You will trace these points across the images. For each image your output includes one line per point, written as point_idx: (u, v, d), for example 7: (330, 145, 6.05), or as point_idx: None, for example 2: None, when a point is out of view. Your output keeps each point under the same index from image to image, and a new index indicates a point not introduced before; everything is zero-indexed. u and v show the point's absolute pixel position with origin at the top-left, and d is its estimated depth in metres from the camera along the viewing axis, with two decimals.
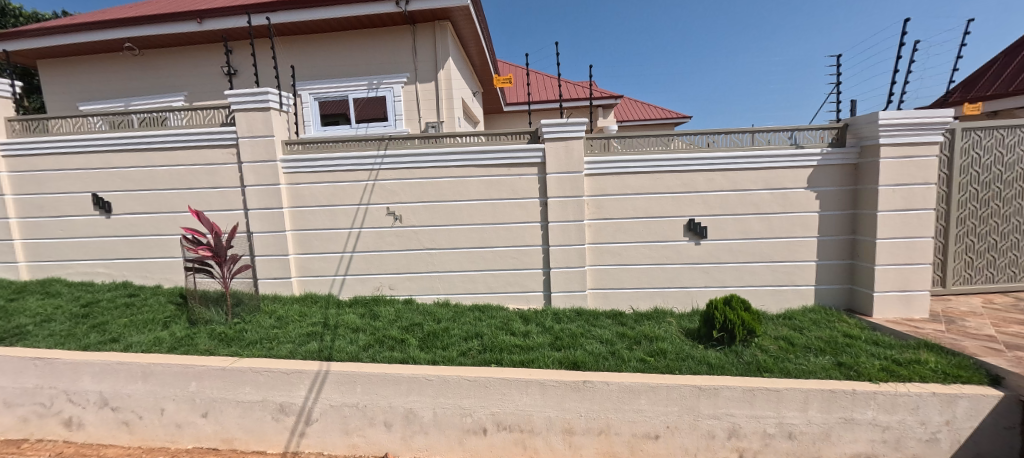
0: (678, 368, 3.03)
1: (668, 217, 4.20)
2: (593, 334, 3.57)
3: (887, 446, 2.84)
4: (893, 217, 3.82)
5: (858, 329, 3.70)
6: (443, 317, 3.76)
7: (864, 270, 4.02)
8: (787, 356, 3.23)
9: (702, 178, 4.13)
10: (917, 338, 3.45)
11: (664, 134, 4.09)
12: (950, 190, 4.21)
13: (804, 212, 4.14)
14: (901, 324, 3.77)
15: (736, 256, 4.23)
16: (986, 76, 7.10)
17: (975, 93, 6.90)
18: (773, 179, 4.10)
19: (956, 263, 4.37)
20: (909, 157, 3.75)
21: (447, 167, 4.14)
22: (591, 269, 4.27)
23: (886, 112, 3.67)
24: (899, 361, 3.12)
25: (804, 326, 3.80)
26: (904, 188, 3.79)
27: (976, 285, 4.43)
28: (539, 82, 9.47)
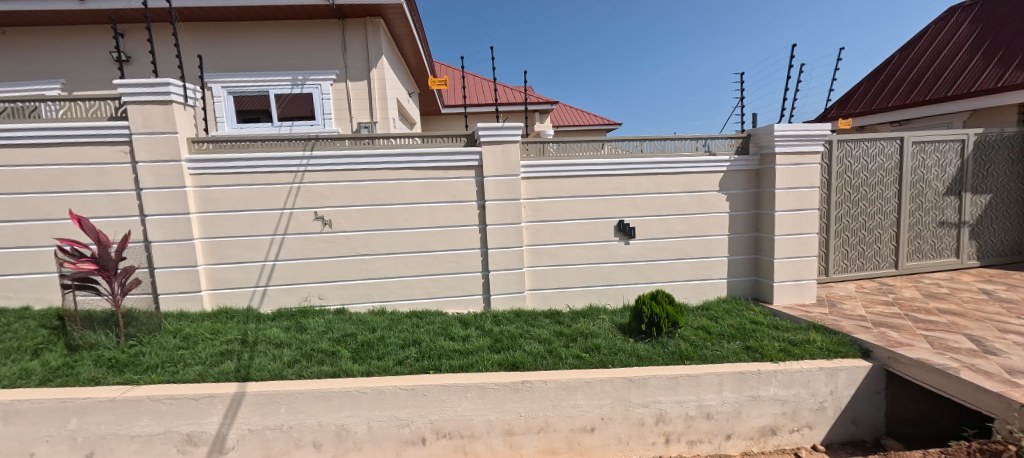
0: (611, 361, 3.19)
1: (600, 218, 4.41)
2: (531, 334, 3.63)
3: (787, 417, 3.22)
4: (788, 216, 4.35)
5: (762, 315, 4.15)
6: (378, 326, 3.60)
7: (766, 263, 4.53)
8: (705, 344, 3.54)
9: (630, 182, 4.40)
10: (808, 321, 3.95)
11: (597, 139, 4.30)
12: (830, 193, 4.90)
13: (717, 212, 4.57)
14: (796, 309, 4.30)
15: (661, 254, 4.54)
16: (856, 96, 8.32)
17: (848, 110, 8.06)
18: (691, 183, 4.48)
19: (836, 255, 5.09)
20: (799, 164, 4.30)
21: (380, 170, 3.98)
22: (529, 270, 4.34)
23: (780, 125, 4.19)
24: (795, 342, 3.56)
25: (719, 315, 4.19)
26: (796, 191, 4.33)
27: (851, 273, 5.19)
28: (474, 84, 9.47)
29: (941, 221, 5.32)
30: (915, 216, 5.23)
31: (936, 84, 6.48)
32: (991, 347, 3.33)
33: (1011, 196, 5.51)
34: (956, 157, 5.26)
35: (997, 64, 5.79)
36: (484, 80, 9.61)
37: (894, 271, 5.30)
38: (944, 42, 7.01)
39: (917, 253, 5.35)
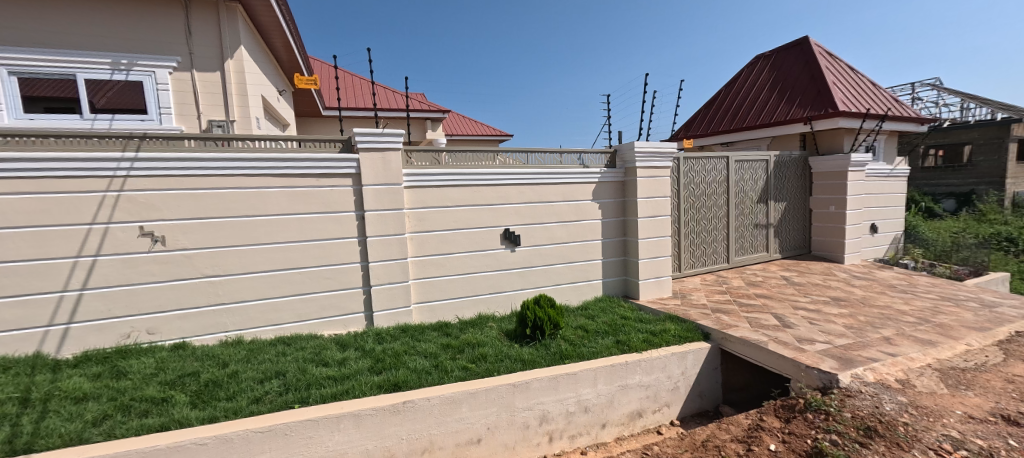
0: (497, 369, 3.23)
1: (487, 227, 4.47)
2: (417, 350, 3.49)
3: (650, 400, 3.64)
4: (648, 222, 4.98)
5: (630, 311, 4.65)
6: (232, 360, 3.08)
7: (633, 264, 5.10)
8: (582, 342, 3.82)
9: (514, 191, 4.56)
10: (665, 312, 4.55)
11: (490, 150, 4.43)
12: (679, 201, 5.74)
13: (591, 219, 5.00)
14: (656, 303, 4.92)
15: (544, 259, 4.78)
16: (696, 120, 9.95)
17: (692, 131, 9.59)
18: (568, 192, 4.83)
19: (685, 254, 5.98)
20: (655, 177, 4.96)
21: (236, 176, 3.45)
22: (414, 282, 4.18)
23: (639, 143, 4.79)
24: (655, 332, 4.05)
25: (595, 314, 4.57)
26: (653, 200, 4.98)
27: (697, 269, 6.15)
28: (350, 86, 8.80)
29: (755, 224, 6.65)
30: (739, 220, 6.44)
31: (749, 114, 8.13)
32: (788, 322, 4.25)
33: (798, 203, 7.15)
34: (762, 173, 6.62)
35: (786, 102, 7.51)
36: (363, 80, 8.96)
37: (727, 266, 6.43)
38: (753, 81, 8.81)
39: (741, 250, 6.58)
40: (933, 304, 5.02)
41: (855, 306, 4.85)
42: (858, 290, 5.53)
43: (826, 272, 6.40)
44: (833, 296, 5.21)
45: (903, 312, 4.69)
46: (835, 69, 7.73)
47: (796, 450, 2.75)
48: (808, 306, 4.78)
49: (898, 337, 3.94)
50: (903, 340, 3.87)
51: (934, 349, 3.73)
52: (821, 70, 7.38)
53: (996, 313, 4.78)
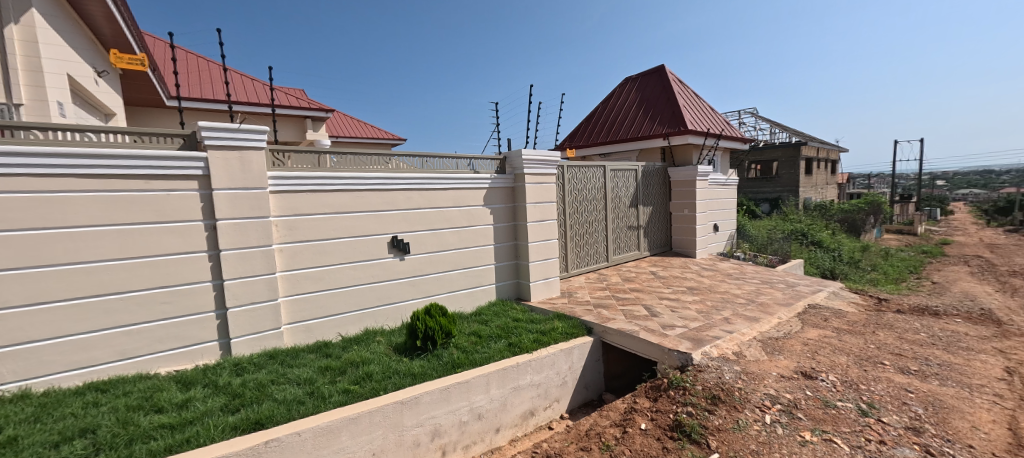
0: (383, 387, 3.01)
1: (372, 235, 4.17)
2: (287, 377, 3.06)
3: (541, 397, 3.77)
4: (536, 226, 5.18)
5: (522, 312, 4.77)
6: (12, 422, 2.32)
7: (524, 267, 5.24)
8: (475, 348, 3.78)
9: (402, 196, 4.34)
10: (553, 311, 4.77)
11: (383, 154, 4.21)
12: (564, 206, 6.12)
13: (483, 225, 5.02)
14: (546, 302, 5.14)
15: (436, 267, 4.64)
16: (577, 131, 10.75)
17: (574, 142, 10.31)
18: (459, 198, 4.78)
19: (571, 256, 6.39)
20: (542, 183, 5.20)
21: (20, 177, 2.62)
22: (285, 300, 3.68)
23: (527, 150, 4.97)
24: (544, 331, 4.21)
25: (488, 318, 4.57)
26: (541, 205, 5.21)
27: (582, 268, 6.60)
28: (191, 67, 7.25)
29: (628, 226, 7.41)
30: (615, 222, 7.11)
31: (621, 128, 9.08)
32: (655, 311, 4.80)
33: (661, 207, 8.18)
34: (632, 180, 7.42)
35: (649, 119, 8.59)
36: (213, 63, 7.55)
37: (606, 264, 7.05)
38: (623, 100, 9.87)
39: (618, 249, 7.28)
40: (757, 287, 6.19)
41: (705, 293, 5.73)
42: (706, 279, 6.54)
43: (683, 265, 7.44)
44: (689, 286, 6.08)
45: (738, 296, 5.68)
46: (685, 93, 9.11)
47: (662, 426, 3.11)
48: (670, 296, 5.49)
49: (735, 316, 4.75)
50: (738, 319, 4.68)
51: (758, 324, 4.58)
52: (675, 93, 8.64)
53: (796, 291, 6.10)
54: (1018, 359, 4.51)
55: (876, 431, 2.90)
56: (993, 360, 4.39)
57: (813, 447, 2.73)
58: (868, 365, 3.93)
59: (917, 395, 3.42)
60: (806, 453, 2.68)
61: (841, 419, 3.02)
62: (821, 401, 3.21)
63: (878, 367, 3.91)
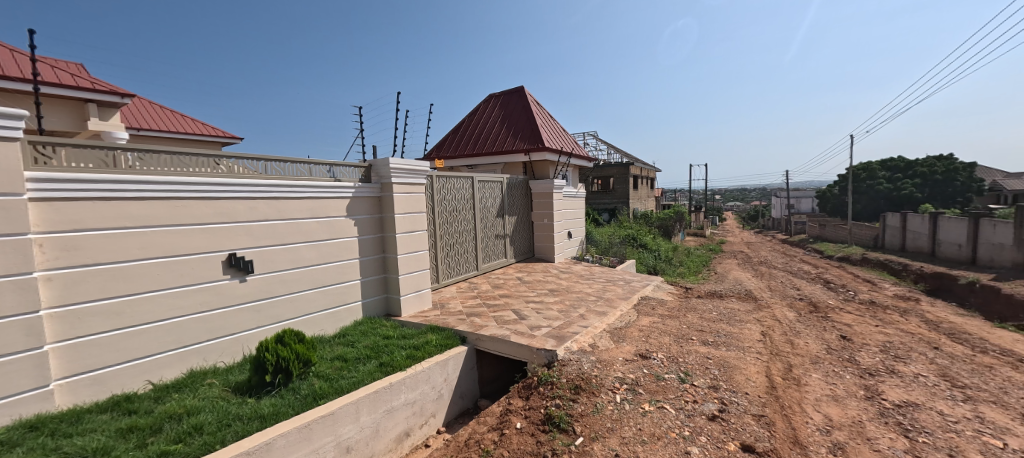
0: (220, 439, 2.48)
1: (201, 253, 3.42)
2: (63, 451, 2.26)
3: (416, 416, 3.59)
4: (405, 237, 4.98)
5: (393, 329, 4.49)
6: None
7: (393, 280, 4.96)
8: (339, 375, 3.40)
9: (243, 207, 3.68)
10: (426, 324, 4.62)
11: (212, 155, 3.46)
12: (433, 217, 6.04)
13: (346, 237, 4.59)
14: (418, 316, 4.95)
15: (289, 287, 4.05)
16: (444, 142, 10.70)
17: (441, 152, 10.24)
18: (317, 208, 4.28)
19: (442, 266, 6.31)
20: (411, 193, 5.04)
21: None
22: (54, 347, 2.70)
23: (394, 159, 4.77)
24: (418, 345, 4.04)
25: (354, 339, 4.18)
26: (410, 215, 5.04)
27: (453, 278, 6.57)
28: None
29: (496, 235, 7.69)
30: (484, 231, 7.30)
31: (487, 142, 9.40)
32: (523, 314, 5.06)
33: (524, 216, 8.71)
34: (499, 191, 7.74)
35: (512, 135, 9.11)
36: None
37: (476, 273, 7.16)
38: (487, 115, 10.27)
39: (486, 258, 7.48)
40: (604, 285, 7.07)
41: (563, 294, 6.28)
42: (564, 281, 7.19)
43: (544, 270, 8.02)
44: (550, 288, 6.59)
45: (589, 294, 6.39)
46: (541, 113, 9.98)
47: (534, 421, 3.27)
48: (534, 299, 5.85)
49: (587, 312, 5.32)
50: (591, 314, 5.25)
51: (606, 317, 5.22)
52: (533, 113, 9.37)
53: (632, 286, 7.16)
54: (768, 324, 6.13)
55: (691, 393, 3.56)
56: (755, 326, 5.89)
57: (651, 415, 3.20)
58: (682, 341, 4.83)
59: (714, 360, 4.34)
60: (647, 421, 3.13)
61: (668, 388, 3.63)
62: (654, 376, 3.81)
63: (689, 342, 4.84)
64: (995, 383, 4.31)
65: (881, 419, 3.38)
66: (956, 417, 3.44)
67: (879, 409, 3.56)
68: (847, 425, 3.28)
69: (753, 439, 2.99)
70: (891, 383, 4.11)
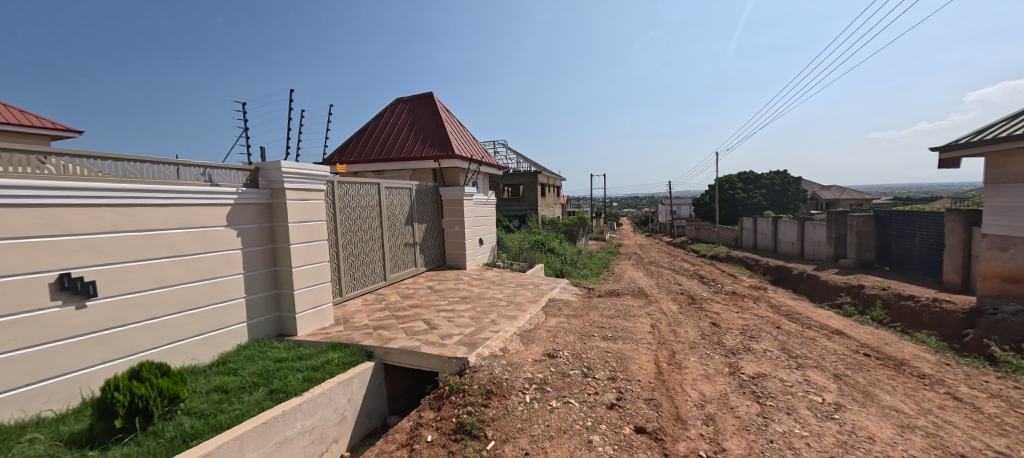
0: None
1: (21, 276, 2.74)
2: None
3: (315, 444, 3.31)
4: (301, 248, 4.57)
5: (286, 350, 4.07)
6: None
7: (287, 296, 4.51)
8: (218, 409, 2.99)
9: (86, 216, 3.05)
10: (326, 342, 4.28)
11: (36, 151, 2.82)
12: (335, 225, 5.65)
13: (228, 250, 4.06)
14: (317, 334, 4.57)
15: (150, 311, 3.45)
16: (347, 146, 10.01)
17: (344, 156, 9.57)
18: (189, 217, 3.72)
19: (345, 278, 5.92)
20: (307, 200, 4.66)
21: None
22: None
23: (287, 163, 4.38)
24: (316, 366, 3.73)
25: (237, 366, 3.70)
26: (306, 224, 4.65)
27: (358, 291, 6.19)
28: None
29: (405, 243, 7.45)
30: (392, 240, 7.02)
31: (395, 147, 9.06)
32: (434, 324, 4.97)
33: (435, 224, 8.58)
34: (407, 198, 7.53)
35: (421, 141, 8.94)
36: None
37: (384, 283, 6.85)
38: (394, 119, 9.94)
39: (395, 267, 7.20)
40: (514, 290, 7.26)
41: (475, 300, 6.31)
42: (475, 288, 7.23)
43: (456, 277, 7.97)
44: (462, 295, 6.58)
45: (500, 299, 6.52)
46: (451, 120, 9.96)
47: (446, 432, 3.24)
48: (446, 307, 5.79)
49: (498, 318, 5.42)
50: (502, 319, 5.36)
51: (516, 320, 5.37)
52: (442, 119, 9.29)
53: (540, 289, 7.48)
54: (657, 317, 6.88)
55: (593, 386, 3.84)
56: (646, 320, 6.56)
57: (558, 411, 3.38)
58: (585, 338, 5.19)
59: (612, 353, 4.73)
60: (554, 417, 3.29)
61: (573, 383, 3.87)
62: (561, 373, 4.04)
63: (591, 338, 5.22)
64: (818, 351, 5.39)
65: (741, 389, 4.02)
66: (791, 382, 4.23)
67: (739, 381, 4.21)
68: (717, 398, 3.83)
69: (644, 420, 3.33)
70: (748, 359, 4.90)
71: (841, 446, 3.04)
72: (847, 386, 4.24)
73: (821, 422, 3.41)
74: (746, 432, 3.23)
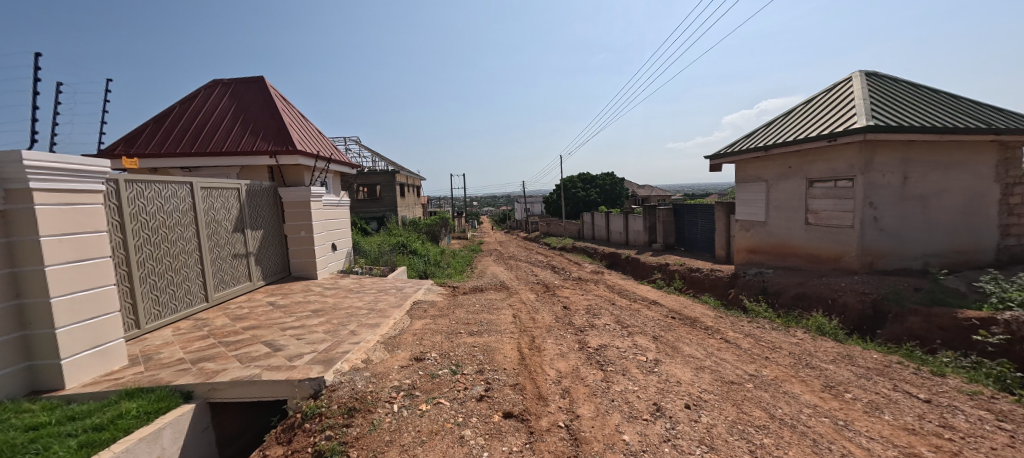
0: None
1: None
2: None
3: None
4: (65, 271, 3.39)
5: (46, 413, 2.98)
6: None
7: (43, 338, 3.29)
8: None
9: None
10: (118, 390, 3.30)
11: None
12: (124, 236, 4.41)
13: None
14: (102, 382, 3.49)
15: None
16: (141, 135, 7.87)
17: (136, 148, 7.50)
18: None
19: (146, 303, 4.65)
20: (72, 205, 3.50)
21: None
22: None
23: (31, 153, 3.19)
24: (101, 423, 2.82)
25: None
26: (72, 237, 3.48)
27: (166, 318, 4.93)
28: None
29: (234, 254, 6.27)
30: (214, 251, 5.83)
31: (213, 139, 7.52)
32: (279, 345, 4.31)
33: (274, 230, 7.44)
34: (235, 201, 6.35)
35: (250, 133, 7.65)
36: None
37: (205, 305, 5.62)
38: (211, 105, 8.26)
39: (221, 284, 5.99)
40: (375, 296, 6.80)
41: (328, 312, 5.69)
42: (329, 298, 6.53)
43: (305, 289, 7.07)
44: (312, 309, 5.86)
45: (359, 308, 6.03)
46: (289, 111, 8.75)
47: None
48: (292, 324, 5.08)
49: (358, 328, 5.00)
50: (362, 329, 4.96)
51: (379, 328, 5.03)
52: (278, 109, 8.09)
53: (404, 293, 7.19)
54: (518, 307, 7.31)
55: (462, 382, 3.85)
56: (508, 311, 6.90)
57: (428, 414, 3.27)
58: (452, 336, 5.18)
59: (478, 347, 4.82)
60: (425, 421, 3.18)
61: (442, 383, 3.81)
62: (430, 375, 3.94)
63: (458, 336, 5.24)
64: (643, 320, 6.45)
65: (589, 361, 4.55)
66: (625, 348, 4.96)
67: (587, 354, 4.76)
68: (570, 372, 4.25)
69: (511, 405, 3.47)
70: (594, 334, 5.58)
71: (661, 393, 3.70)
72: (664, 344, 5.18)
73: (647, 376, 4.09)
74: (595, 397, 3.65)
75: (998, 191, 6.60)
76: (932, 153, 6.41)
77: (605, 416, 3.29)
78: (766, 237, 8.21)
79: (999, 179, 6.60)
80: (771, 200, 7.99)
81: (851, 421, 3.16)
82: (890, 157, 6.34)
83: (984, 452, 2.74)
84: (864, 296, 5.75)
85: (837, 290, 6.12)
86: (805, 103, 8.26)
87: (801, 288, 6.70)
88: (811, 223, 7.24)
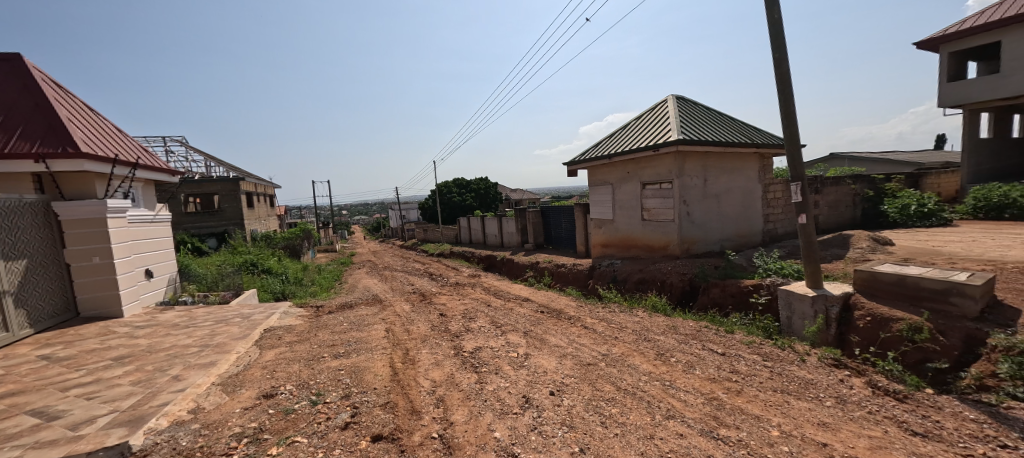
0: None
1: None
2: None
3: None
4: None
5: None
6: None
7: None
8: None
9: None
10: None
11: None
12: None
13: None
14: None
15: None
16: None
17: None
18: None
19: None
20: None
21: None
22: None
23: None
24: None
25: None
26: None
27: None
28: None
29: None
30: None
31: None
32: (57, 412, 3.27)
33: (48, 260, 5.65)
34: None
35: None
36: None
37: None
38: None
39: None
40: (211, 329, 5.71)
41: (141, 358, 4.56)
42: (142, 339, 5.24)
43: (103, 332, 5.53)
44: (115, 356, 4.61)
45: (188, 346, 4.98)
46: (68, 103, 6.75)
47: None
48: (82, 380, 3.92)
49: (185, 370, 4.13)
50: (190, 371, 4.10)
51: (215, 367, 4.23)
52: (48, 100, 6.17)
53: (251, 321, 6.17)
54: (391, 321, 6.96)
55: (324, 412, 3.48)
56: (380, 326, 6.51)
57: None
58: (314, 363, 4.65)
59: (345, 370, 4.43)
60: None
61: (300, 417, 3.39)
62: (283, 412, 3.46)
63: (320, 361, 4.73)
64: (515, 318, 6.79)
65: (463, 366, 4.57)
66: (498, 347, 5.14)
67: (462, 359, 4.80)
68: (445, 380, 4.21)
69: (381, 426, 3.28)
70: (470, 338, 5.64)
71: (529, 384, 3.94)
72: (533, 338, 5.52)
73: (517, 371, 4.30)
74: (468, 400, 3.69)
75: (761, 188, 8.81)
76: (721, 161, 8.22)
77: (478, 418, 3.35)
78: (614, 233, 9.46)
79: (761, 180, 8.82)
80: (616, 201, 9.24)
81: (675, 380, 3.84)
82: (694, 164, 7.92)
83: (757, 386, 3.62)
84: (684, 276, 7.04)
85: (665, 272, 7.38)
86: (636, 119, 9.78)
87: (641, 273, 7.90)
88: (646, 219, 8.59)
